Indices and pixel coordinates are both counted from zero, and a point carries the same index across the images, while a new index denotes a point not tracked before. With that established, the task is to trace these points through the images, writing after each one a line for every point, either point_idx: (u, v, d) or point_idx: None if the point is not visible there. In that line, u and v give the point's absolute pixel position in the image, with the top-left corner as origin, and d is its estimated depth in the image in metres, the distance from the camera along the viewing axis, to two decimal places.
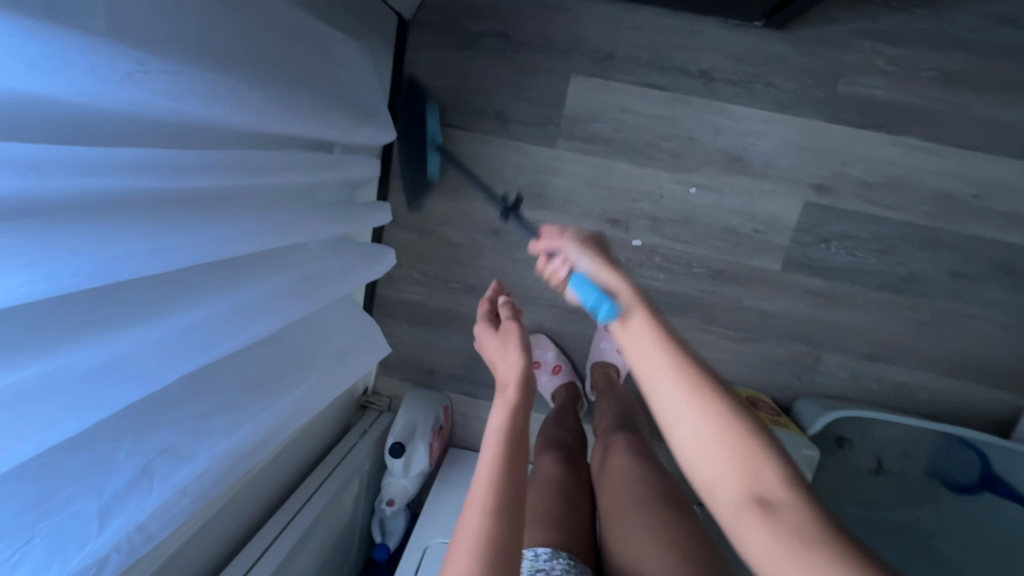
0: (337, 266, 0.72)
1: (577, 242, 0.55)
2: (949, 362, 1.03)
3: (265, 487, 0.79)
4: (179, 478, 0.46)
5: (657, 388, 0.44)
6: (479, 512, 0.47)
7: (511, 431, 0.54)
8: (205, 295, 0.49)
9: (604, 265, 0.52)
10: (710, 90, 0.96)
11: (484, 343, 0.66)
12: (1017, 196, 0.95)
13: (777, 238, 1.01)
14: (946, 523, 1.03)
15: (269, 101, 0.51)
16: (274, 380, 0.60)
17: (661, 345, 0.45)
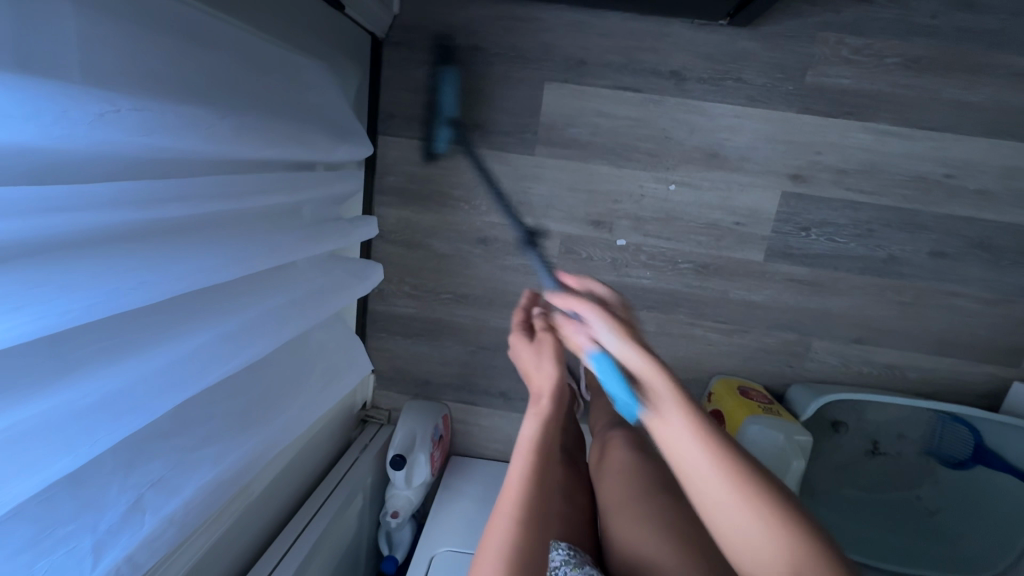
0: (325, 284, 0.73)
1: (602, 314, 0.49)
2: (936, 340, 1.05)
3: (270, 507, 0.80)
4: (168, 509, 0.46)
5: (701, 491, 0.39)
6: (506, 522, 0.48)
7: (542, 444, 0.54)
8: (193, 322, 0.50)
9: (630, 343, 0.45)
10: (682, 89, 0.98)
11: (519, 353, 0.66)
12: (989, 174, 0.97)
13: (759, 230, 1.02)
14: (947, 498, 1.05)
15: (241, 129, 0.52)
16: (262, 406, 0.60)
17: (703, 442, 0.40)
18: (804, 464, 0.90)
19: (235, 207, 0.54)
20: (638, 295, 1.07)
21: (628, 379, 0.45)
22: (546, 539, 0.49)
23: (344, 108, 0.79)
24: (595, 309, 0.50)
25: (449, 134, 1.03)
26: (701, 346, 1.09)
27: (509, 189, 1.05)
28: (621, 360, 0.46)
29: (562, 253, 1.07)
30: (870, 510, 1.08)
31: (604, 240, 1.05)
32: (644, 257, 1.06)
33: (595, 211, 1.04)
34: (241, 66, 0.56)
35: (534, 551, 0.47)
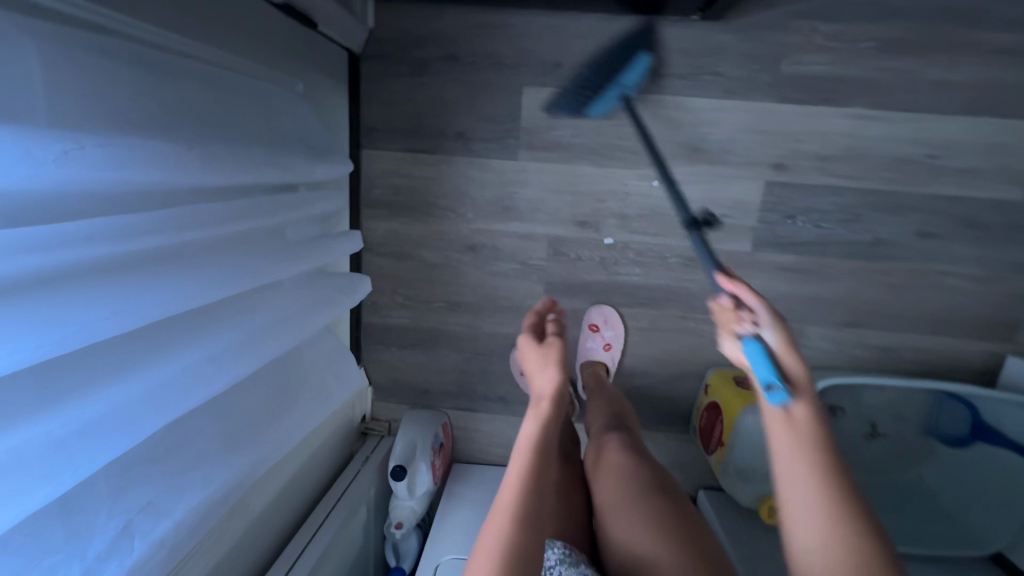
0: (311, 300, 0.73)
1: (771, 310, 0.53)
2: (929, 320, 1.05)
3: (272, 527, 0.80)
4: (157, 534, 0.47)
5: (792, 480, 0.48)
6: (504, 519, 0.50)
7: (541, 443, 0.56)
8: (177, 345, 0.50)
9: (791, 347, 0.51)
10: (660, 86, 0.98)
11: (526, 354, 0.69)
12: (973, 152, 0.96)
13: (744, 220, 1.03)
14: (950, 477, 1.05)
15: (213, 154, 0.52)
16: (251, 426, 0.61)
17: (816, 448, 0.48)
18: None
19: (211, 232, 0.54)
20: (629, 292, 1.08)
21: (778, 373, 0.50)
22: (541, 536, 0.50)
23: (319, 127, 0.80)
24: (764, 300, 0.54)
25: (609, 106, 0.96)
26: (695, 339, 1.10)
27: (494, 194, 1.05)
28: (778, 357, 0.52)
29: (551, 255, 1.07)
30: (875, 497, 1.07)
31: (592, 239, 1.06)
32: (633, 254, 1.06)
33: (581, 211, 1.05)
34: (207, 95, 0.56)
35: (528, 546, 0.48)
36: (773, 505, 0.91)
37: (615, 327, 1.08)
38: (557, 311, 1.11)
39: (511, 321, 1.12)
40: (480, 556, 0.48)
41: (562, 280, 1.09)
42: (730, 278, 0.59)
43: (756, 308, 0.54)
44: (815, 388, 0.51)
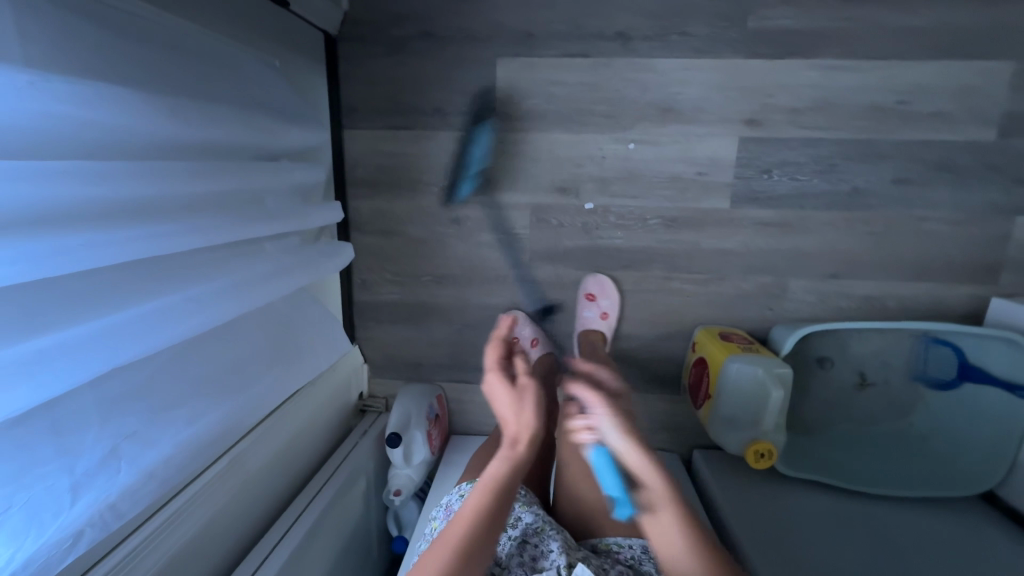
0: (292, 262, 0.79)
1: (608, 415, 0.59)
2: (911, 267, 1.05)
3: (271, 488, 0.83)
4: (143, 461, 0.52)
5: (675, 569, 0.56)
6: (448, 553, 0.53)
7: (506, 485, 0.58)
8: (152, 288, 0.55)
9: (634, 446, 0.58)
10: (629, 50, 1.00)
11: (495, 393, 0.66)
12: (942, 95, 0.97)
13: (721, 177, 1.04)
14: (941, 422, 1.06)
15: (175, 107, 0.58)
16: (236, 376, 0.66)
17: (688, 544, 0.56)
18: (779, 394, 0.88)
19: (188, 186, 0.59)
20: (612, 256, 1.10)
21: (625, 476, 0.59)
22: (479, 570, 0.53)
23: (289, 98, 0.85)
24: (604, 407, 0.60)
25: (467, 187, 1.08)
26: (681, 299, 1.11)
27: (474, 166, 1.08)
28: (624, 457, 0.58)
29: (533, 224, 1.10)
30: (867, 445, 1.10)
31: (573, 205, 1.08)
32: (614, 218, 1.08)
33: (561, 178, 1.07)
34: (174, 60, 0.61)
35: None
36: (760, 449, 0.93)
37: (610, 296, 1.11)
38: (544, 279, 1.13)
39: (499, 291, 1.14)
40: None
41: (547, 248, 1.11)
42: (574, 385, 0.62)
43: (594, 413, 0.60)
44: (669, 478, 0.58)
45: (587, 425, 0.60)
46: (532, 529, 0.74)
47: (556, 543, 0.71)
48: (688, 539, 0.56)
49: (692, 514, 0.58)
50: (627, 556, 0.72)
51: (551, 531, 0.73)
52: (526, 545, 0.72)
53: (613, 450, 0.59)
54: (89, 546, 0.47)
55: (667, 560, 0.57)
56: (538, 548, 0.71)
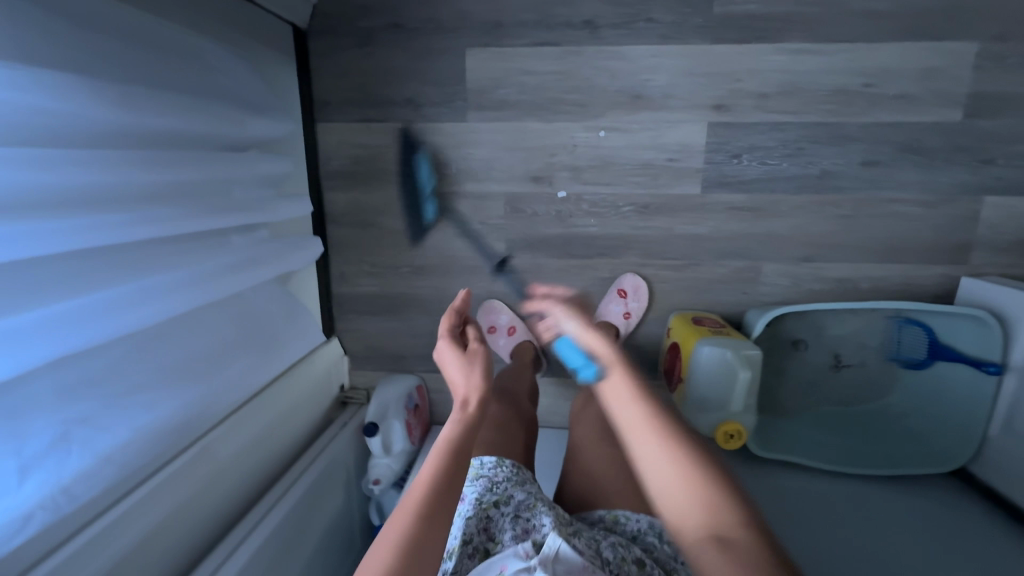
0: (256, 254, 0.81)
1: (559, 307, 0.65)
2: (882, 249, 1.06)
3: (247, 476, 0.85)
4: (96, 446, 0.56)
5: (631, 428, 0.51)
6: (407, 519, 0.50)
7: (459, 446, 0.56)
8: (110, 277, 0.58)
9: (586, 326, 0.61)
10: (597, 37, 1.01)
11: (444, 359, 0.67)
12: (908, 77, 0.98)
13: (692, 163, 1.05)
14: (917, 400, 1.06)
15: (127, 95, 0.58)
16: (193, 367, 0.71)
17: (633, 397, 0.53)
18: (746, 373, 0.91)
19: (149, 177, 0.61)
20: (587, 243, 1.11)
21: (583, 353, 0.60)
22: (443, 532, 0.51)
23: (262, 91, 0.86)
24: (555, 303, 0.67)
25: (432, 207, 1.11)
26: (656, 285, 1.12)
27: (447, 157, 1.08)
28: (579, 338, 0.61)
29: (508, 213, 1.10)
30: (844, 426, 1.10)
31: (546, 194, 1.09)
32: (587, 206, 1.09)
33: (533, 167, 1.07)
34: (139, 55, 0.63)
35: (427, 549, 0.49)
36: (729, 430, 0.95)
37: (641, 300, 1.12)
38: (520, 268, 1.13)
39: (476, 281, 1.15)
40: (377, 552, 0.48)
41: (521, 237, 1.11)
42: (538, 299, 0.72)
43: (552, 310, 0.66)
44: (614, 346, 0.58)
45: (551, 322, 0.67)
46: (524, 505, 0.68)
47: (548, 516, 0.65)
48: (643, 403, 0.52)
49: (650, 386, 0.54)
50: (631, 529, 0.66)
51: (544, 507, 0.67)
52: (519, 518, 0.66)
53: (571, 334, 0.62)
54: (42, 528, 0.51)
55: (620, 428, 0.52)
56: (530, 522, 0.65)
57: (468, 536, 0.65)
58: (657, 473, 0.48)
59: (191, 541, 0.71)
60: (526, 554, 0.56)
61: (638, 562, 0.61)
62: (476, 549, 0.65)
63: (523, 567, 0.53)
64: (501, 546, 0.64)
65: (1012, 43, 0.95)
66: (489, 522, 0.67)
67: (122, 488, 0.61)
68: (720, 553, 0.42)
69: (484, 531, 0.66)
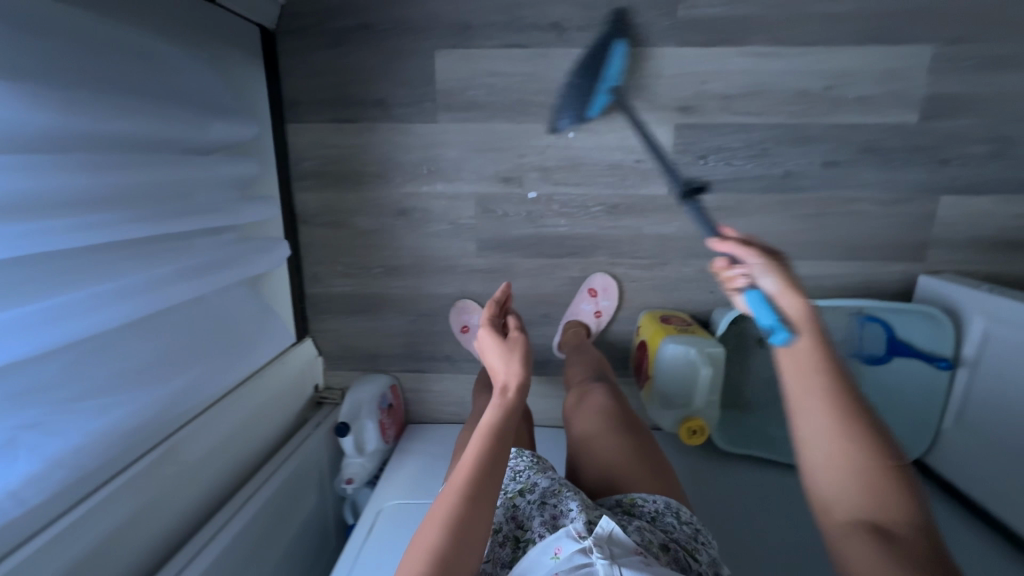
0: (219, 256, 0.81)
1: (761, 259, 0.61)
2: (844, 248, 1.09)
3: (217, 477, 0.85)
4: (46, 451, 0.57)
5: (808, 413, 0.56)
6: (455, 496, 0.54)
7: (500, 428, 0.60)
8: (61, 283, 0.58)
9: (789, 288, 0.59)
10: (565, 39, 1.02)
11: (487, 348, 0.71)
12: (867, 80, 1.00)
13: (659, 163, 1.07)
14: (877, 397, 1.07)
15: (74, 101, 0.58)
16: (154, 370, 0.71)
17: (821, 384, 0.55)
18: (708, 371, 0.96)
19: (102, 182, 0.61)
20: (558, 243, 1.12)
21: (777, 314, 0.59)
22: (488, 506, 0.55)
23: (223, 94, 0.86)
24: (755, 253, 0.61)
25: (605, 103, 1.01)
26: (627, 284, 1.14)
27: (418, 157, 1.09)
28: (777, 300, 0.59)
29: (479, 214, 1.11)
30: None
31: (516, 194, 1.10)
32: (557, 206, 1.10)
33: (504, 168, 1.08)
34: (89, 59, 0.63)
35: (475, 520, 0.53)
36: (693, 425, 0.98)
37: (611, 298, 1.14)
38: (492, 268, 1.14)
39: (449, 281, 1.15)
40: (426, 531, 0.52)
41: (493, 236, 1.12)
42: (719, 239, 0.64)
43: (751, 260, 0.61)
44: (817, 322, 0.58)
45: (741, 272, 0.61)
46: (550, 490, 0.69)
47: (576, 501, 0.64)
48: (830, 381, 0.55)
49: (840, 363, 0.57)
50: (650, 510, 0.66)
51: (570, 492, 0.67)
52: (546, 505, 0.67)
53: (766, 292, 0.59)
54: None
55: (794, 400, 0.57)
56: (557, 507, 0.65)
57: (498, 525, 0.68)
58: (821, 454, 0.54)
59: (158, 543, 0.72)
60: (579, 535, 0.57)
61: (662, 547, 0.61)
62: (506, 537, 0.66)
63: (578, 550, 0.54)
64: (532, 532, 0.65)
65: (964, 47, 0.98)
66: (517, 510, 0.69)
67: (80, 491, 0.61)
68: (885, 548, 0.49)
69: (513, 519, 0.68)
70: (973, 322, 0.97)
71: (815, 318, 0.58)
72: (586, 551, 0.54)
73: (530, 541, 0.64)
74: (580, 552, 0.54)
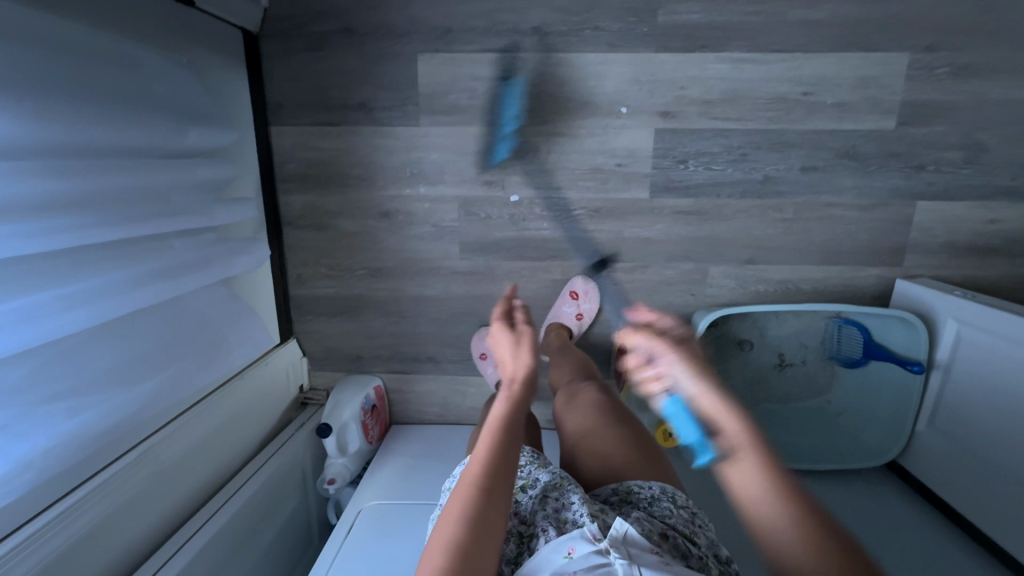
0: (196, 257, 0.82)
1: (676, 358, 0.60)
2: (823, 252, 1.10)
3: (197, 477, 0.86)
4: (15, 455, 0.57)
5: (778, 542, 0.48)
6: (472, 488, 0.55)
7: (511, 419, 0.62)
8: (27, 284, 0.58)
9: (707, 388, 0.56)
10: (546, 44, 1.03)
11: (498, 341, 0.75)
12: (844, 86, 1.01)
13: (640, 168, 1.08)
14: (854, 397, 1.10)
15: (44, 109, 0.59)
16: (128, 371, 0.72)
17: (778, 503, 0.49)
18: None
19: (68, 184, 0.61)
20: (540, 246, 1.13)
21: (699, 421, 0.57)
22: (504, 494, 0.56)
23: (198, 97, 0.87)
24: (669, 352, 0.61)
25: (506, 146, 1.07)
26: (608, 287, 1.15)
27: (401, 160, 1.09)
28: (697, 403, 0.57)
29: (461, 217, 1.12)
30: (790, 423, 1.13)
31: (499, 197, 1.11)
32: (539, 209, 1.11)
33: (486, 171, 1.09)
34: (57, 62, 0.63)
35: (492, 507, 0.54)
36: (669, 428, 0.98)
37: (593, 301, 1.14)
38: (474, 271, 1.15)
39: (431, 283, 1.16)
40: (445, 525, 0.53)
41: (475, 239, 1.13)
42: (631, 336, 0.67)
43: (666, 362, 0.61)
44: (750, 420, 0.54)
45: (659, 376, 0.62)
46: (551, 485, 0.68)
47: (577, 494, 0.64)
48: (790, 506, 0.49)
49: (782, 470, 0.51)
50: (646, 497, 0.67)
51: (571, 485, 0.67)
52: (548, 499, 0.66)
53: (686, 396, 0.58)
54: None
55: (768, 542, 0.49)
56: (559, 501, 0.65)
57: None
58: None
59: (133, 544, 0.73)
60: (593, 536, 0.57)
61: (661, 534, 0.61)
62: (510, 532, 0.65)
63: (595, 550, 0.55)
64: (534, 527, 0.63)
65: (938, 54, 0.99)
66: (519, 505, 0.68)
67: (44, 494, 0.63)
68: None
69: (515, 514, 0.67)
70: (946, 326, 0.99)
71: (743, 418, 0.54)
72: (603, 552, 0.54)
73: (533, 535, 0.62)
74: (596, 552, 0.55)
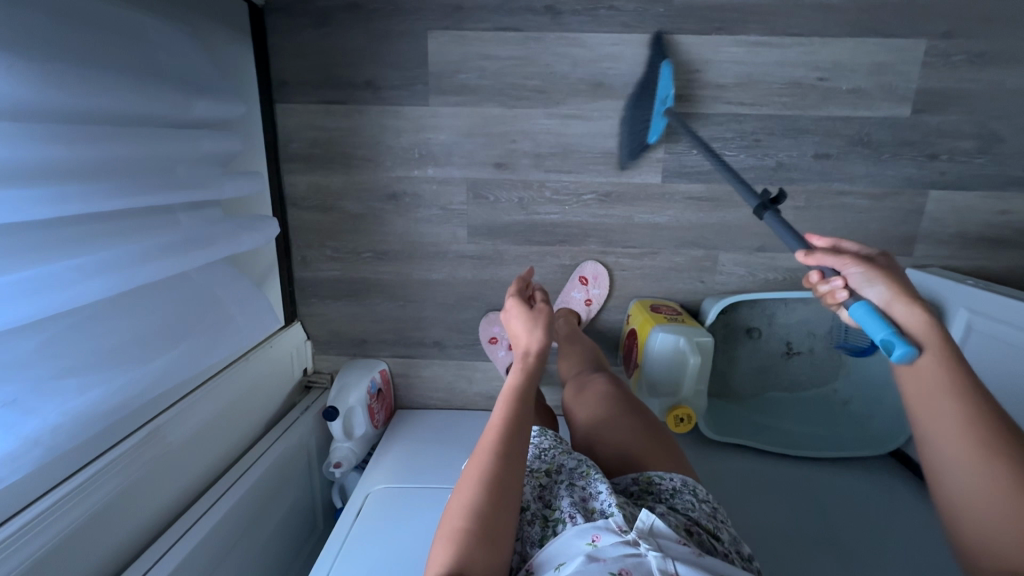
0: (203, 233, 0.80)
1: (860, 269, 0.60)
2: (834, 240, 1.09)
3: (204, 458, 0.85)
4: (25, 430, 0.56)
5: (940, 424, 0.54)
6: (489, 455, 0.56)
7: (525, 391, 0.62)
8: (37, 255, 0.56)
9: (898, 298, 0.57)
10: (559, 23, 1.00)
11: (510, 316, 0.74)
12: (859, 72, 1.00)
13: (652, 153, 1.06)
14: (861, 385, 1.12)
15: (51, 72, 0.57)
16: (138, 349, 0.70)
17: (943, 398, 0.54)
18: (695, 360, 0.97)
19: (75, 153, 0.59)
20: (549, 230, 1.12)
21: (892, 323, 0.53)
22: (519, 465, 0.57)
23: (204, 69, 0.85)
24: (850, 259, 0.61)
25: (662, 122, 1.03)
26: (617, 273, 1.14)
27: (409, 141, 1.07)
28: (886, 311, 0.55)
29: (470, 200, 1.10)
30: (795, 409, 1.15)
31: (509, 180, 1.09)
32: (549, 193, 1.09)
33: (496, 153, 1.07)
34: (60, 25, 0.61)
35: (509, 478, 0.54)
36: (681, 414, 0.99)
37: (601, 286, 1.14)
38: (482, 255, 1.14)
39: (439, 267, 1.15)
40: (460, 493, 0.54)
41: (483, 223, 1.12)
42: (807, 252, 0.63)
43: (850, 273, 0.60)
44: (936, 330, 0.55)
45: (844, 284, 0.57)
46: (577, 472, 0.67)
47: (605, 483, 0.63)
48: (963, 404, 0.53)
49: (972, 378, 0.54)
50: (667, 488, 0.66)
51: (598, 474, 0.66)
52: (575, 487, 0.65)
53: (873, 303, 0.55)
54: None
55: (921, 416, 0.55)
56: (586, 490, 0.64)
57: (526, 503, 0.65)
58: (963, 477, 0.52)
59: (141, 524, 0.72)
60: (619, 527, 0.56)
61: (686, 529, 0.61)
62: (535, 516, 0.64)
63: (623, 541, 0.54)
64: (560, 512, 0.62)
65: (955, 41, 0.98)
66: (544, 490, 0.67)
67: (49, 472, 0.62)
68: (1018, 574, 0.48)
69: (540, 499, 0.66)
70: (957, 314, 0.98)
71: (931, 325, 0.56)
72: (632, 543, 0.54)
73: (559, 520, 0.60)
74: (625, 543, 0.54)
